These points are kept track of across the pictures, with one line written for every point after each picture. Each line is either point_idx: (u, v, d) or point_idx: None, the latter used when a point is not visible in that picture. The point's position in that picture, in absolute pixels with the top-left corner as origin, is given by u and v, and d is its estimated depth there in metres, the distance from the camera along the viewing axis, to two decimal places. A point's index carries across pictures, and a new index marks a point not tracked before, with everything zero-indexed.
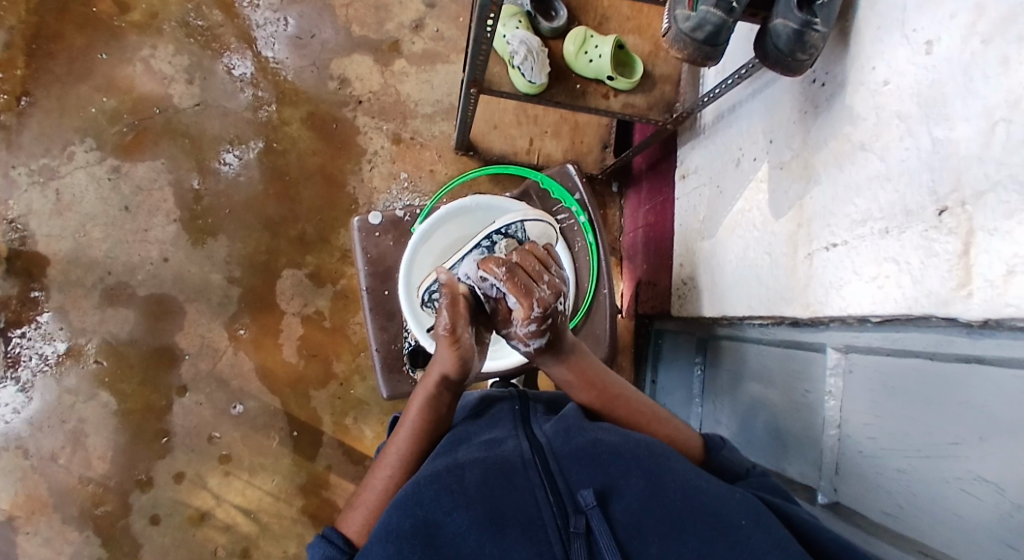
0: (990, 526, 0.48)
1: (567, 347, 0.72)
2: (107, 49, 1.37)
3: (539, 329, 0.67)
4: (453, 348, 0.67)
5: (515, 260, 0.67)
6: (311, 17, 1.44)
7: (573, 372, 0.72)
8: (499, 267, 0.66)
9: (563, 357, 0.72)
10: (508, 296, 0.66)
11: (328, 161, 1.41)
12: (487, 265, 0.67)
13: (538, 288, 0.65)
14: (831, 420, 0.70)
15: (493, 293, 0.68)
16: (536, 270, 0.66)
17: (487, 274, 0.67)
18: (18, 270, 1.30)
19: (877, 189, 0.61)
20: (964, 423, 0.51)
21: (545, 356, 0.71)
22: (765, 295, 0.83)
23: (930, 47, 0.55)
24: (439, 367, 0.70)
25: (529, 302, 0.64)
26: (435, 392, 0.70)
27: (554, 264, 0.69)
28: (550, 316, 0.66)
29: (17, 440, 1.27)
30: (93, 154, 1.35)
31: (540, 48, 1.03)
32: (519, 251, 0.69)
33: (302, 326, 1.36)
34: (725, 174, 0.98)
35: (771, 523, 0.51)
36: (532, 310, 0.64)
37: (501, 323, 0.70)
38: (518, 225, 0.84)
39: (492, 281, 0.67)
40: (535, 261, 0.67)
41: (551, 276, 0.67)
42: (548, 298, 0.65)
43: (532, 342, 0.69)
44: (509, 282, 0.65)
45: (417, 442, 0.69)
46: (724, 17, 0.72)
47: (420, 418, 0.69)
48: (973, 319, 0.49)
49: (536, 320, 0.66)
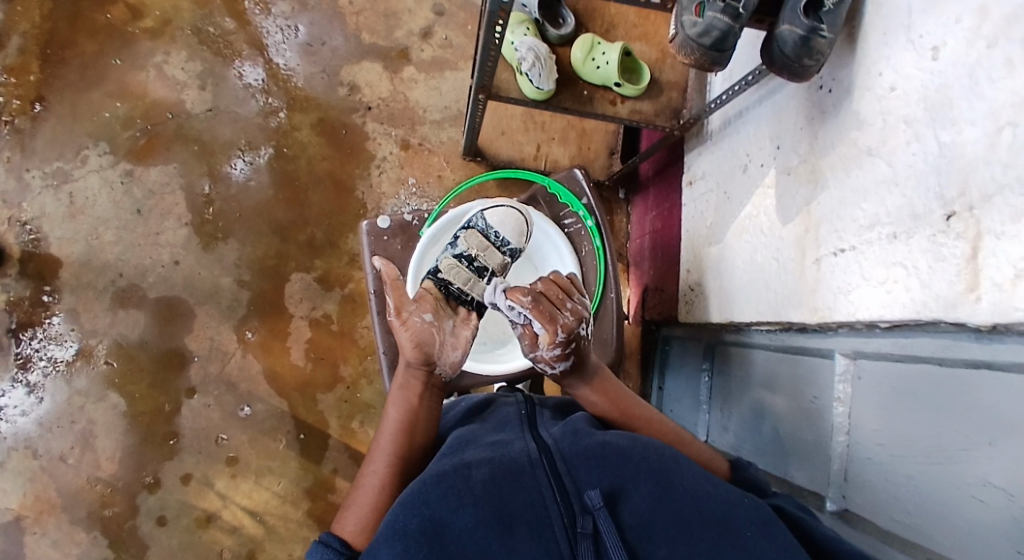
0: (1001, 533, 0.48)
1: (590, 370, 0.75)
2: (122, 55, 1.39)
3: (564, 353, 0.72)
4: (408, 330, 0.76)
5: (539, 289, 0.73)
6: (321, 24, 1.45)
7: (597, 393, 0.74)
8: (526, 296, 0.72)
9: (588, 379, 0.74)
10: (534, 322, 0.71)
11: (337, 166, 1.42)
12: (515, 294, 0.73)
13: (562, 315, 0.71)
14: (839, 426, 0.70)
15: (520, 320, 0.73)
16: (560, 298, 0.73)
17: (515, 302, 0.72)
18: (31, 273, 1.32)
19: (884, 194, 0.61)
20: (974, 428, 0.51)
21: (568, 377, 0.74)
22: (773, 300, 0.83)
23: (937, 52, 0.56)
24: (405, 356, 0.77)
25: (555, 328, 0.70)
26: (404, 381, 0.76)
27: (575, 291, 0.76)
28: (574, 341, 0.72)
29: (27, 440, 1.28)
30: (106, 159, 1.37)
31: (548, 55, 1.03)
32: (542, 280, 0.75)
33: (310, 330, 1.37)
34: (733, 180, 0.98)
35: (776, 533, 0.51)
36: (557, 335, 0.70)
37: (526, 351, 0.74)
38: (477, 217, 0.87)
39: (519, 309, 0.72)
40: (559, 290, 0.74)
41: (573, 303, 0.73)
42: (571, 323, 0.71)
43: (557, 366, 0.73)
44: (536, 309, 0.71)
45: (401, 430, 0.71)
46: (731, 23, 0.72)
47: (400, 411, 0.73)
48: (981, 322, 0.49)
49: (560, 344, 0.71)
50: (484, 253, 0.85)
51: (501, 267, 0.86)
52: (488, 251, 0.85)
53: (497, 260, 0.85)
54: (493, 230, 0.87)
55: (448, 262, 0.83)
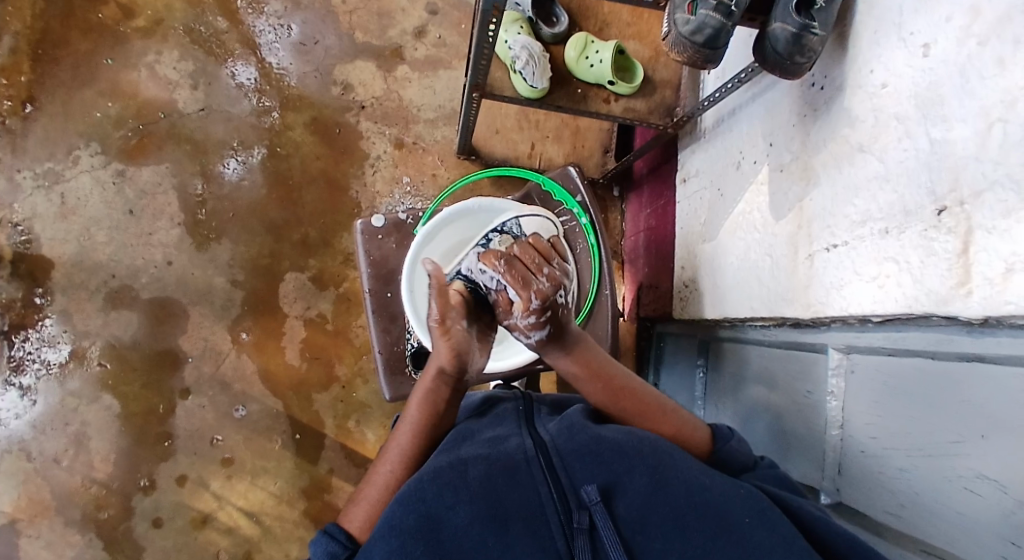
0: (992, 524, 0.48)
1: (571, 339, 0.71)
2: (113, 54, 1.39)
3: (539, 322, 0.66)
4: (445, 339, 0.69)
5: (515, 253, 0.66)
6: (314, 23, 1.45)
7: (578, 364, 0.72)
8: (498, 260, 0.65)
9: (569, 349, 0.71)
10: (507, 288, 0.65)
11: (331, 165, 1.42)
12: (487, 258, 0.66)
13: (537, 280, 0.65)
14: (833, 420, 0.70)
15: (492, 286, 0.66)
16: (536, 262, 0.66)
17: (486, 267, 0.66)
18: (22, 274, 1.31)
19: (875, 190, 0.62)
20: (965, 421, 0.52)
21: (548, 347, 0.70)
22: (766, 296, 0.84)
23: (927, 50, 0.56)
24: (439, 362, 0.71)
25: (528, 295, 0.64)
26: (434, 386, 0.71)
27: (555, 256, 0.68)
28: (550, 308, 0.66)
29: (20, 443, 1.27)
30: (98, 159, 1.36)
31: (542, 54, 1.04)
32: (519, 242, 0.68)
33: (305, 330, 1.36)
34: (726, 177, 0.99)
35: (775, 520, 0.51)
36: (531, 302, 0.64)
37: (500, 319, 0.68)
38: (512, 222, 0.85)
39: (491, 275, 0.66)
40: (536, 254, 0.66)
41: (552, 267, 0.66)
42: (548, 290, 0.65)
43: (533, 335, 0.67)
44: (509, 275, 0.64)
45: (419, 431, 0.70)
46: (723, 21, 0.73)
47: (422, 414, 0.70)
48: (972, 317, 0.50)
49: (536, 312, 0.65)
50: None
51: None
52: None
53: None
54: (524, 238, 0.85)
55: None
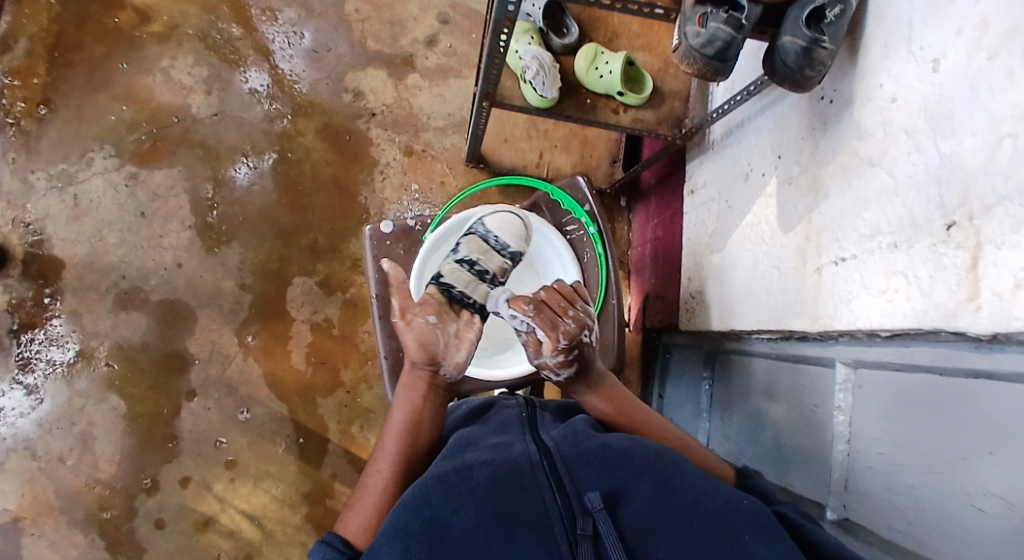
0: (1001, 542, 0.48)
1: (596, 376, 0.77)
2: (128, 59, 1.41)
3: (567, 360, 0.75)
4: (409, 329, 0.78)
5: (542, 298, 0.77)
6: (327, 31, 1.47)
7: (603, 400, 0.75)
8: (528, 305, 0.76)
9: (594, 386, 0.76)
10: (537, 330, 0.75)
11: (340, 171, 1.43)
12: (517, 304, 0.77)
13: (563, 322, 0.75)
14: (840, 436, 0.70)
15: (523, 329, 0.77)
16: (561, 307, 0.76)
17: (517, 311, 0.76)
18: (34, 274, 1.32)
19: (885, 204, 0.62)
20: (974, 436, 0.51)
21: (575, 384, 0.77)
22: (774, 308, 0.83)
23: (937, 64, 0.57)
24: (411, 358, 0.78)
25: (556, 334, 0.74)
26: (409, 382, 0.77)
27: (578, 300, 0.79)
28: (577, 347, 0.75)
29: (26, 441, 1.28)
30: (111, 161, 1.37)
31: (552, 64, 1.05)
32: (545, 289, 0.79)
33: (312, 334, 1.37)
34: (734, 189, 0.99)
35: (776, 539, 0.51)
36: (559, 340, 0.73)
37: (532, 360, 0.77)
38: (476, 222, 0.88)
39: (522, 318, 0.76)
40: (560, 298, 0.77)
41: (575, 310, 0.77)
42: (573, 329, 0.74)
43: (562, 372, 0.76)
44: (537, 316, 0.75)
45: (407, 429, 0.72)
46: (733, 34, 0.73)
47: (403, 412, 0.74)
48: (982, 332, 0.49)
49: (563, 350, 0.74)
50: (484, 257, 0.86)
51: (501, 270, 0.87)
52: (488, 254, 0.86)
53: (498, 264, 0.86)
54: (492, 234, 0.88)
55: (450, 267, 0.84)
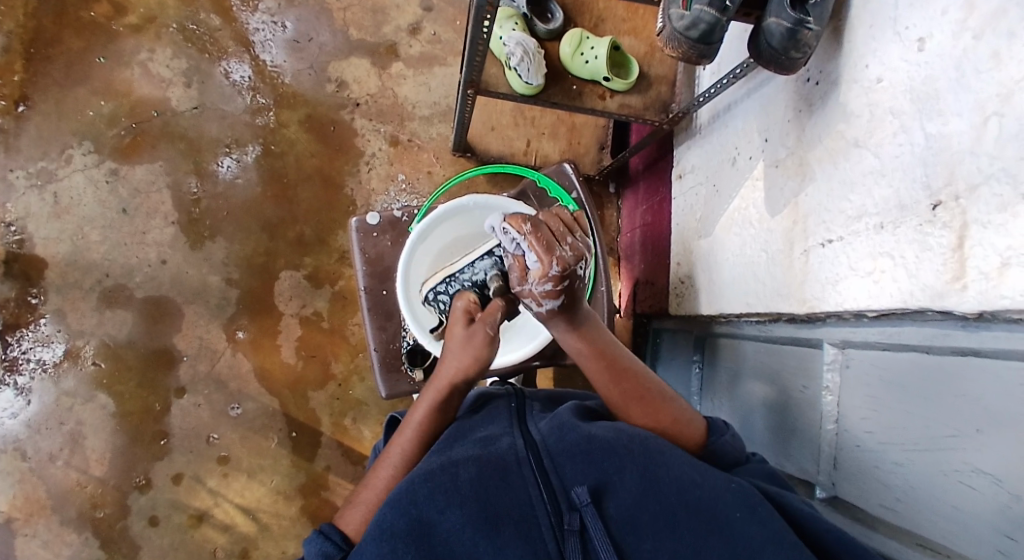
0: (985, 520, 0.49)
1: (580, 316, 0.69)
2: (106, 52, 1.38)
3: (554, 291, 0.63)
4: (485, 347, 0.69)
5: (541, 218, 0.63)
6: (308, 20, 1.44)
7: (582, 341, 0.70)
8: (525, 223, 0.61)
9: (575, 326, 0.69)
10: (529, 252, 0.62)
11: (326, 163, 1.41)
12: (513, 218, 0.63)
13: (560, 248, 0.61)
14: (828, 415, 0.70)
15: (513, 249, 0.63)
16: (560, 231, 0.63)
17: (510, 229, 0.62)
18: (16, 273, 1.30)
19: (871, 185, 0.62)
20: (960, 417, 0.52)
21: (556, 317, 0.67)
22: (762, 292, 0.84)
23: (922, 44, 0.56)
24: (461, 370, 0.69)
25: (550, 261, 0.60)
26: (446, 394, 0.70)
27: (578, 230, 0.65)
28: (568, 278, 0.63)
29: (15, 442, 1.26)
30: (91, 157, 1.35)
31: (536, 50, 1.02)
32: (545, 210, 0.65)
33: (301, 328, 1.36)
34: (722, 173, 0.99)
35: (766, 515, 0.52)
36: (552, 269, 0.60)
37: (513, 284, 0.65)
38: None
39: (515, 236, 0.62)
40: (560, 222, 0.63)
41: (575, 239, 0.63)
42: (569, 259, 0.61)
43: (545, 303, 0.65)
44: (532, 238, 0.61)
45: (424, 437, 0.69)
46: (718, 16, 0.72)
47: (426, 416, 0.70)
48: (968, 311, 0.50)
49: (553, 279, 0.61)
50: None
51: None
52: None
53: None
54: None
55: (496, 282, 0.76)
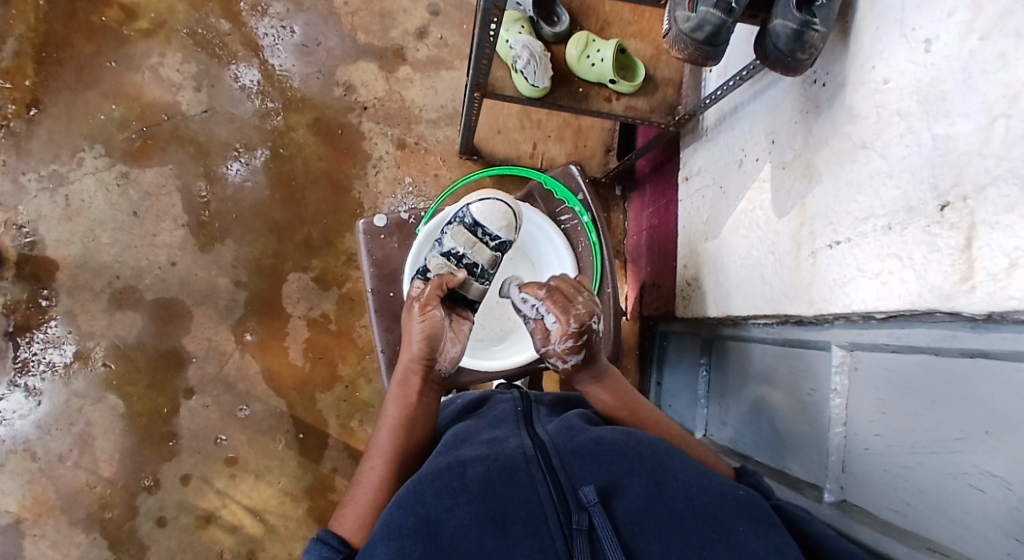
0: (998, 520, 0.48)
1: (601, 369, 0.74)
2: (117, 57, 1.39)
3: (576, 346, 0.71)
4: (421, 319, 0.77)
5: (554, 285, 0.75)
6: (316, 24, 1.45)
7: (608, 392, 0.73)
8: (539, 290, 0.74)
9: (599, 377, 0.73)
10: (547, 314, 0.72)
11: (334, 166, 1.42)
12: (529, 289, 0.75)
13: (574, 308, 0.72)
14: (836, 418, 0.70)
15: (533, 314, 0.74)
16: (572, 293, 0.74)
17: (529, 296, 0.74)
18: (27, 275, 1.31)
19: (878, 186, 0.62)
20: (969, 417, 0.51)
21: (580, 374, 0.73)
22: (769, 294, 0.83)
23: (929, 45, 0.56)
24: (411, 348, 0.77)
25: (567, 318, 0.70)
26: (405, 378, 0.77)
27: (587, 292, 0.76)
28: (586, 333, 0.71)
29: (25, 443, 1.28)
30: (102, 160, 1.36)
31: (543, 53, 1.04)
32: (556, 280, 0.77)
33: (308, 330, 1.36)
34: (728, 176, 0.99)
35: (769, 531, 0.52)
36: (569, 324, 0.70)
37: (538, 347, 0.74)
38: (462, 211, 0.87)
39: (533, 302, 0.74)
40: (572, 286, 0.75)
41: (585, 299, 0.74)
42: (583, 315, 0.71)
43: (570, 360, 0.72)
44: (548, 300, 0.72)
45: (401, 427, 0.72)
46: (724, 18, 0.73)
47: (398, 407, 0.74)
48: (976, 312, 0.49)
49: (572, 335, 0.71)
50: (471, 250, 0.87)
51: (490, 261, 0.87)
52: (474, 247, 0.87)
53: (485, 256, 0.87)
54: (477, 225, 0.87)
55: (436, 262, 0.87)
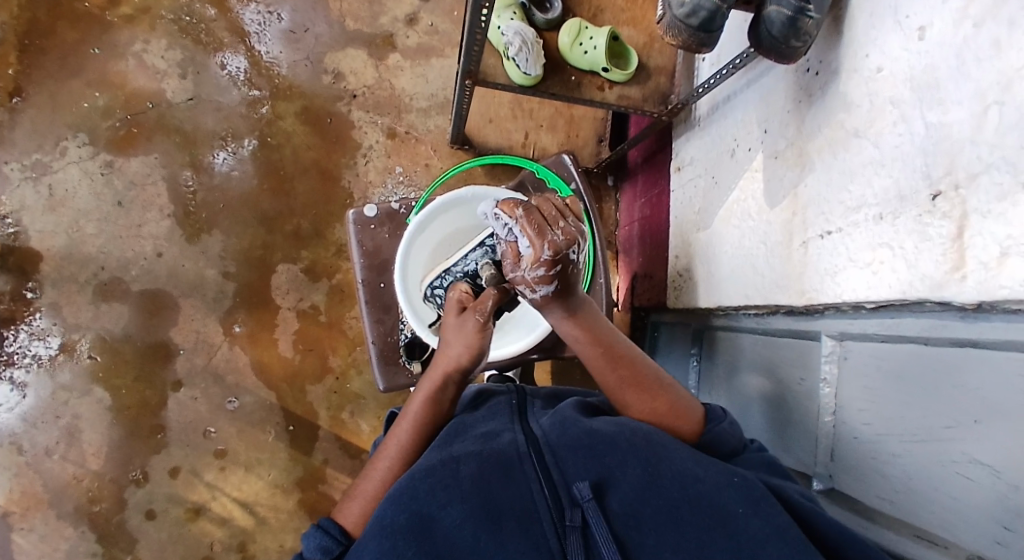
0: (986, 511, 0.48)
1: (577, 302, 0.66)
2: (100, 44, 1.36)
3: (548, 277, 0.60)
4: (479, 336, 0.69)
5: (534, 203, 0.62)
6: (304, 11, 1.43)
7: (579, 328, 0.68)
8: (516, 207, 0.61)
9: (572, 311, 0.67)
10: (521, 237, 0.60)
11: (323, 156, 1.40)
12: (505, 206, 0.62)
13: (552, 232, 0.59)
14: (826, 407, 0.70)
15: (506, 236, 0.62)
16: (553, 215, 0.61)
17: (504, 215, 0.62)
18: (11, 267, 1.29)
19: (871, 175, 0.62)
20: (960, 408, 0.51)
21: (552, 305, 0.65)
22: (761, 284, 0.83)
23: (923, 33, 0.56)
24: (454, 359, 0.69)
25: (541, 245, 0.59)
26: (441, 385, 0.70)
27: (574, 215, 0.63)
28: (561, 263, 0.60)
29: (11, 436, 1.26)
30: (86, 150, 1.34)
31: (535, 40, 1.02)
32: (541, 197, 0.64)
33: (298, 321, 1.35)
34: (721, 164, 0.98)
35: (770, 511, 0.51)
36: (543, 253, 0.58)
37: (506, 272, 0.63)
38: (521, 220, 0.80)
39: (508, 222, 0.61)
40: (556, 207, 0.62)
41: (568, 223, 0.61)
42: (561, 243, 0.59)
43: (539, 290, 0.62)
44: (523, 222, 0.60)
45: (421, 429, 0.69)
46: (717, 3, 0.72)
47: (423, 412, 0.69)
48: (966, 301, 0.49)
49: (545, 264, 0.59)
50: None
51: None
52: None
53: None
54: None
55: (490, 271, 0.75)
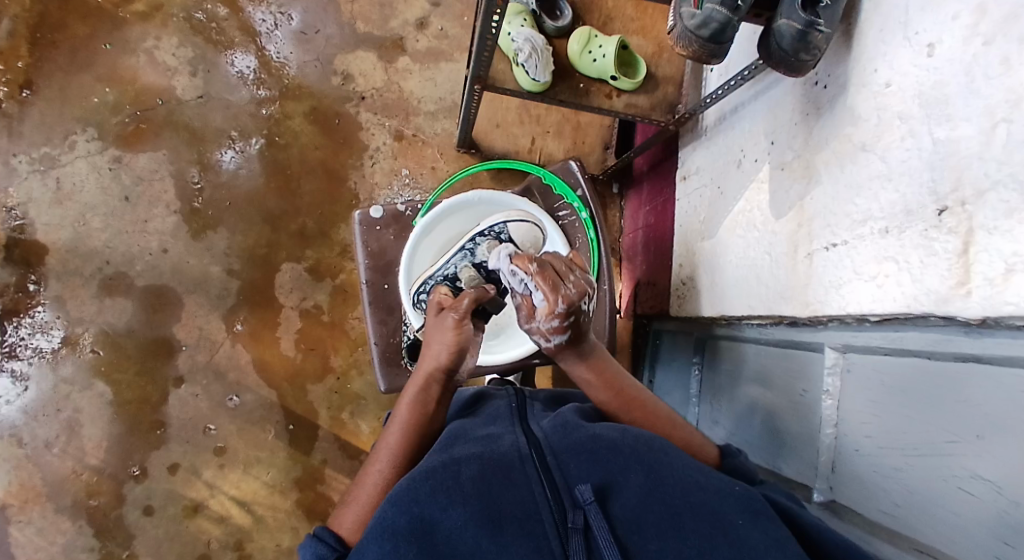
0: (987, 524, 0.48)
1: (587, 347, 0.72)
2: (111, 40, 1.37)
3: (562, 327, 0.66)
4: (455, 332, 0.71)
5: (546, 258, 0.68)
6: (315, 12, 1.44)
7: (591, 371, 0.72)
8: (530, 263, 0.66)
9: (584, 356, 0.72)
10: (535, 290, 0.65)
11: (329, 156, 1.41)
12: (520, 260, 0.67)
13: (565, 285, 0.65)
14: (827, 419, 0.70)
15: (522, 289, 0.68)
16: (564, 269, 0.67)
17: (519, 269, 0.67)
18: (16, 259, 1.30)
19: (878, 189, 0.62)
20: (962, 421, 0.51)
21: (565, 351, 0.71)
22: (765, 295, 0.83)
23: (932, 49, 0.56)
24: (435, 358, 0.71)
25: (555, 298, 0.64)
26: (424, 386, 0.71)
27: (581, 268, 0.69)
28: (573, 314, 0.66)
29: (11, 429, 1.26)
30: (94, 144, 1.34)
31: (544, 47, 1.03)
32: (550, 252, 0.69)
33: (301, 321, 1.36)
34: (727, 175, 0.98)
35: (768, 524, 0.52)
36: (557, 306, 0.64)
37: (522, 322, 0.69)
38: (499, 227, 0.81)
39: (523, 276, 0.67)
40: (565, 262, 0.68)
41: (577, 276, 0.67)
42: (573, 296, 0.65)
43: (553, 339, 0.68)
44: (538, 277, 0.65)
45: (410, 432, 0.69)
46: (730, 15, 0.72)
47: (410, 414, 0.70)
48: (971, 316, 0.50)
49: (559, 316, 0.65)
50: None
51: None
52: None
53: None
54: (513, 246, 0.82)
55: (468, 273, 0.81)
